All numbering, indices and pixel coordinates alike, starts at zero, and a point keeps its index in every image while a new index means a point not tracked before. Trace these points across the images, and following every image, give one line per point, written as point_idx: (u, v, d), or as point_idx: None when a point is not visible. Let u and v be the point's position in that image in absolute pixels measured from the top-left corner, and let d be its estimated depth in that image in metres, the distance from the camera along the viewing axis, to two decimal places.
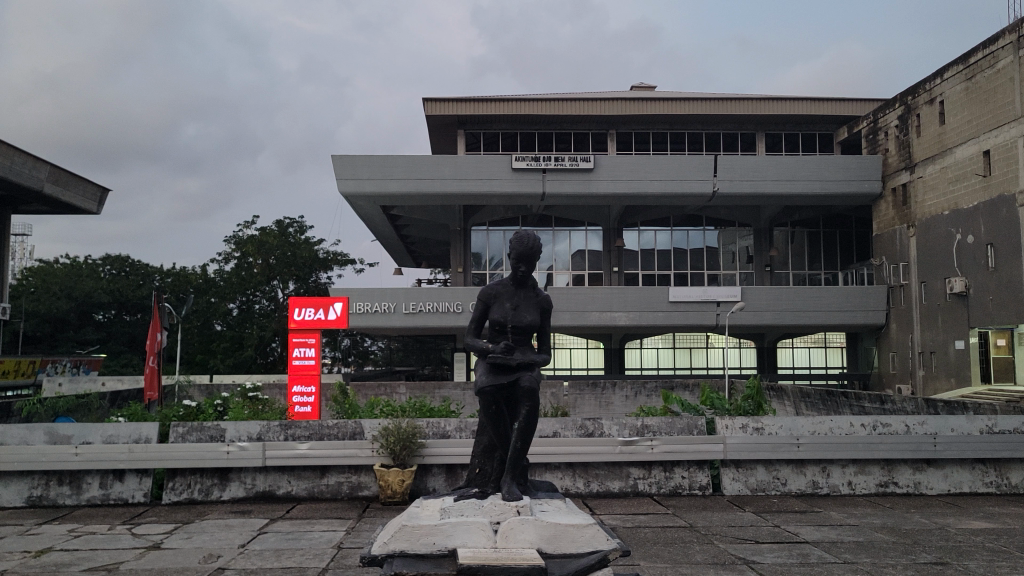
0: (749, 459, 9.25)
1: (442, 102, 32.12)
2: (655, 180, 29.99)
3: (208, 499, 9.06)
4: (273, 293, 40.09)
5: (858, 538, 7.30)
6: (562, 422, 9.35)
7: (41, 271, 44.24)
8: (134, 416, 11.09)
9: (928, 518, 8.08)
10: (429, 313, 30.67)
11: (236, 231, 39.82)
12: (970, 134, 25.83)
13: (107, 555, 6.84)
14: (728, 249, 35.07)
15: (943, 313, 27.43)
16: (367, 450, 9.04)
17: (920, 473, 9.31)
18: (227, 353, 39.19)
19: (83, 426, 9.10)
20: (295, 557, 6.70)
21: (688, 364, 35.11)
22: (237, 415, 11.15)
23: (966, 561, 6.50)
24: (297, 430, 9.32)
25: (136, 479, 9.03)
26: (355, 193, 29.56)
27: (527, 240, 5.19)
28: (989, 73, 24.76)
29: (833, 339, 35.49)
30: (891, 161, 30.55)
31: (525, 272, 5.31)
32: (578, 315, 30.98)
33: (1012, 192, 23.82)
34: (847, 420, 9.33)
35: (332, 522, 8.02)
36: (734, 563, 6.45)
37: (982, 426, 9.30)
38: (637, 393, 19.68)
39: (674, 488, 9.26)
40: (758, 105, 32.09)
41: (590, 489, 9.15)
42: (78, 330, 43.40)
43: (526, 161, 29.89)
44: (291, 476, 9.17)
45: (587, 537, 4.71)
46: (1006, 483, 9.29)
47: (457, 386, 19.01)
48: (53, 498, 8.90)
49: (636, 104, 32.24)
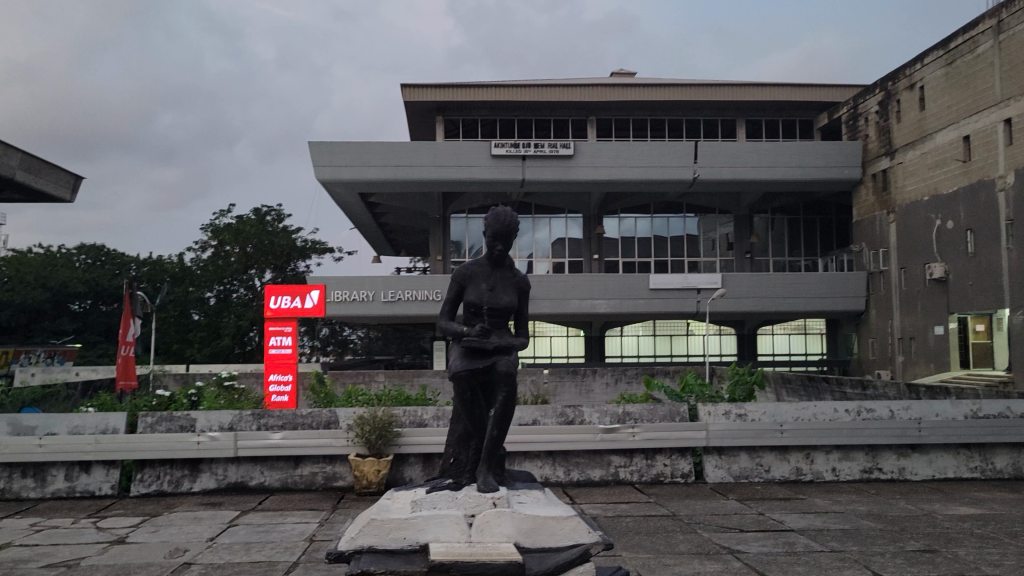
0: (732, 446, 9.10)
1: (420, 89, 31.64)
2: (636, 166, 29.78)
3: (178, 490, 8.74)
4: (250, 282, 39.56)
5: (844, 526, 7.17)
6: (541, 410, 9.19)
7: (13, 261, 43.30)
8: (104, 406, 10.76)
9: (914, 505, 7.98)
10: (409, 302, 30.32)
11: (213, 220, 39.36)
12: (950, 120, 25.88)
13: (68, 551, 6.53)
14: (708, 236, 35.00)
15: (923, 299, 27.52)
16: (341, 440, 8.77)
17: (905, 458, 9.21)
18: (204, 343, 38.46)
19: (48, 416, 8.77)
20: (264, 551, 6.42)
21: (669, 352, 35.15)
22: (210, 405, 10.84)
23: (955, 548, 6.37)
24: (269, 420, 9.02)
25: (103, 470, 8.69)
26: (332, 180, 29.13)
27: (503, 217, 4.91)
28: (969, 59, 24.83)
29: (813, 325, 35.68)
30: (871, 146, 30.53)
31: (502, 251, 5.04)
32: (559, 303, 30.80)
33: (991, 177, 23.89)
34: (831, 405, 9.26)
35: (305, 514, 7.75)
36: (719, 553, 6.28)
37: (966, 410, 9.28)
38: (617, 379, 19.58)
39: (656, 475, 9.08)
40: (738, 91, 31.99)
41: (571, 478, 8.94)
42: (53, 320, 42.52)
43: (505, 147, 29.44)
44: (265, 467, 8.87)
45: (567, 529, 4.48)
46: (991, 468, 9.23)
47: (435, 374, 18.83)
48: (17, 490, 8.55)
49: (616, 90, 31.97)
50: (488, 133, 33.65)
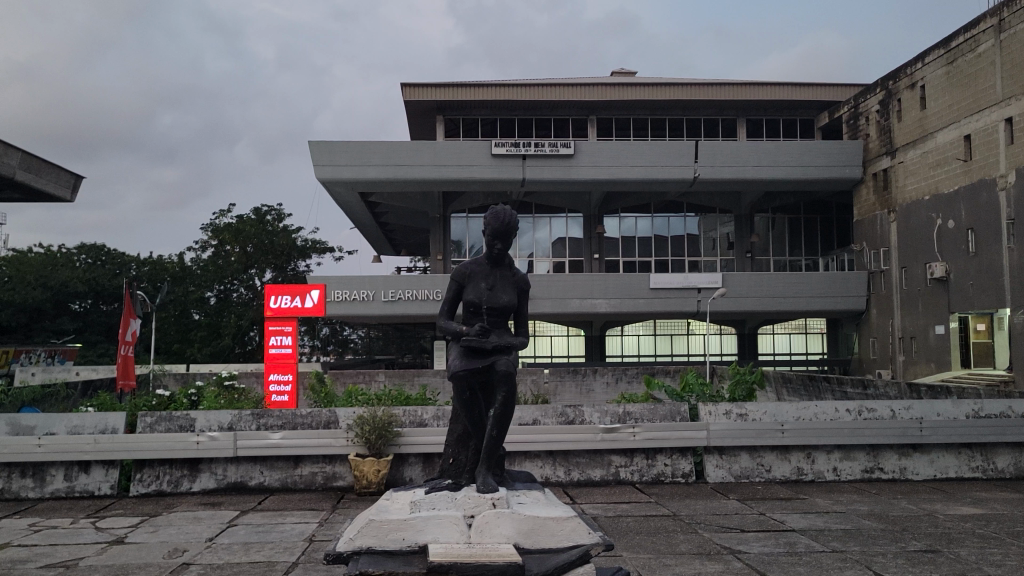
0: (732, 446, 9.07)
1: (420, 88, 31.62)
2: (636, 166, 29.75)
3: (177, 491, 8.71)
4: (250, 282, 39.57)
5: (846, 526, 7.14)
6: (542, 410, 9.17)
7: (13, 261, 43.25)
8: (103, 405, 10.73)
9: (916, 505, 7.95)
10: (410, 301, 30.29)
11: (213, 219, 39.35)
12: (951, 119, 25.84)
13: (67, 551, 6.50)
14: (709, 236, 34.96)
15: (924, 298, 27.47)
16: (341, 440, 8.75)
17: (906, 458, 9.19)
18: (204, 342, 38.44)
19: (47, 416, 8.74)
20: (264, 551, 6.40)
21: (669, 351, 35.12)
22: (210, 404, 10.81)
23: (956, 549, 6.34)
24: (269, 420, 9.01)
25: (102, 470, 8.67)
26: (332, 180, 29.10)
27: (503, 216, 4.88)
28: (970, 57, 24.80)
29: (814, 325, 35.65)
30: (872, 145, 30.49)
31: (501, 250, 5.01)
32: (560, 302, 30.78)
33: (992, 176, 23.85)
34: (832, 405, 9.25)
35: (305, 514, 7.73)
36: (719, 553, 6.24)
37: (967, 410, 9.25)
38: (618, 379, 19.55)
39: (657, 475, 9.05)
40: (739, 90, 31.96)
41: (571, 478, 8.91)
42: (54, 319, 42.51)
43: (505, 147, 29.41)
44: (264, 467, 8.85)
45: (566, 530, 4.46)
46: (992, 468, 9.21)
47: (435, 374, 18.82)
48: (16, 490, 8.52)
49: (617, 90, 31.96)
50: (488, 132, 33.62)
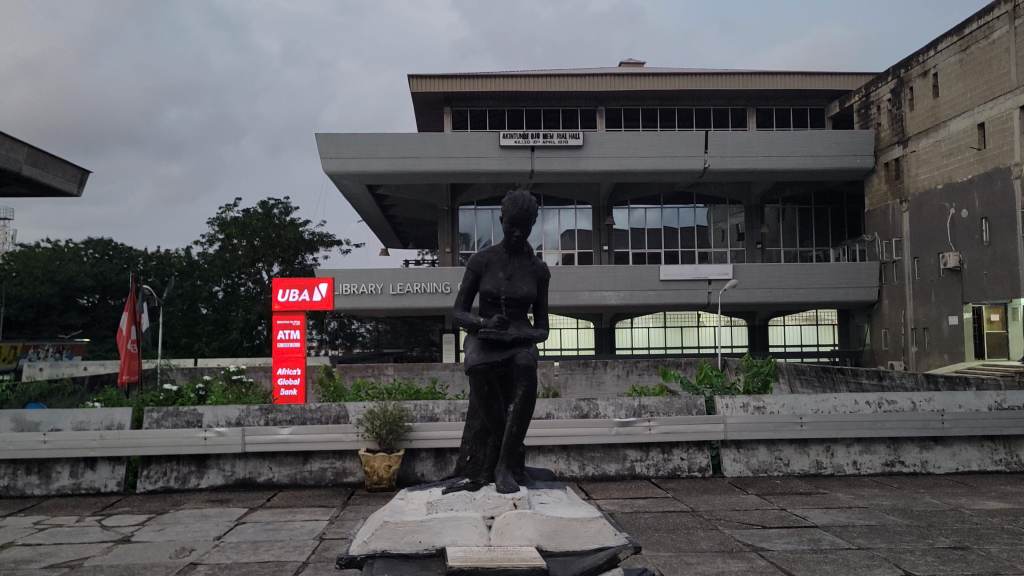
0: (750, 440, 8.86)
1: (428, 80, 31.39)
2: (645, 156, 29.47)
3: (185, 487, 8.57)
4: (258, 275, 39.53)
5: (870, 522, 6.94)
6: (556, 404, 8.99)
7: (21, 256, 43.21)
8: (110, 400, 10.56)
9: (940, 500, 7.72)
10: (417, 294, 30.13)
11: (220, 214, 39.15)
12: (965, 107, 25.45)
13: (71, 551, 6.34)
14: (718, 227, 34.66)
15: (938, 288, 27.13)
16: (352, 435, 8.54)
17: (927, 451, 8.97)
18: (212, 336, 38.47)
19: (52, 412, 8.60)
20: (273, 550, 6.23)
21: (679, 343, 34.88)
22: (219, 399, 10.63)
23: (988, 545, 6.12)
24: (278, 414, 8.86)
25: (109, 467, 8.53)
26: (339, 172, 28.91)
27: (522, 202, 4.68)
28: (984, 44, 24.36)
29: (825, 316, 35.36)
30: (884, 135, 30.14)
31: (520, 238, 4.82)
32: (568, 295, 30.61)
33: (1007, 165, 23.46)
34: (851, 397, 9.02)
35: (315, 511, 7.56)
36: (742, 551, 6.05)
37: (990, 402, 9.02)
38: (629, 371, 19.29)
39: (673, 470, 8.85)
40: (748, 80, 31.63)
41: (585, 473, 8.71)
42: (62, 314, 42.60)
43: (514, 138, 29.02)
44: (273, 463, 8.68)
45: (591, 532, 4.28)
46: (1015, 461, 8.99)
47: (444, 366, 18.68)
48: (21, 487, 8.38)
49: (626, 79, 31.70)
50: (495, 123, 33.32)
